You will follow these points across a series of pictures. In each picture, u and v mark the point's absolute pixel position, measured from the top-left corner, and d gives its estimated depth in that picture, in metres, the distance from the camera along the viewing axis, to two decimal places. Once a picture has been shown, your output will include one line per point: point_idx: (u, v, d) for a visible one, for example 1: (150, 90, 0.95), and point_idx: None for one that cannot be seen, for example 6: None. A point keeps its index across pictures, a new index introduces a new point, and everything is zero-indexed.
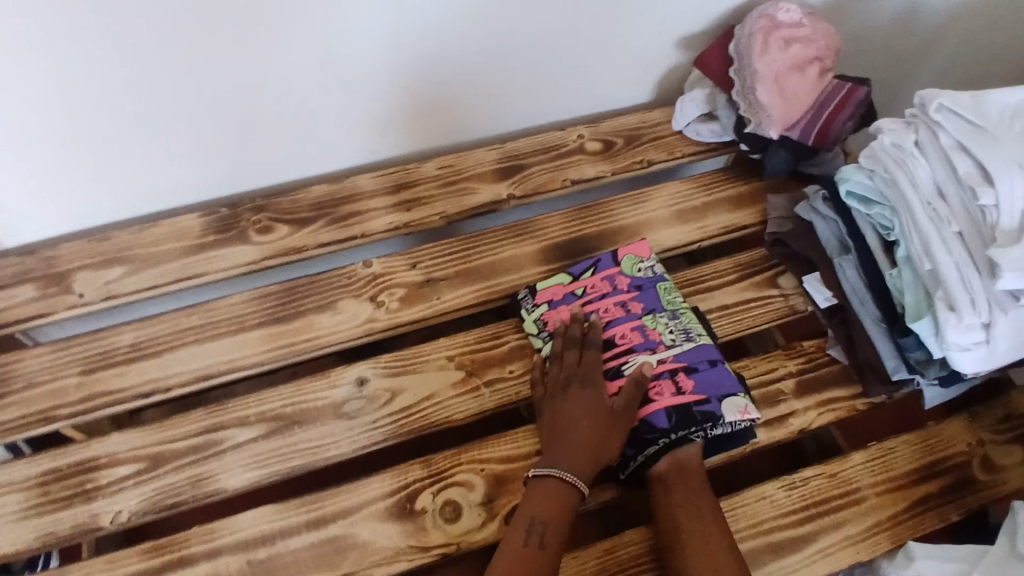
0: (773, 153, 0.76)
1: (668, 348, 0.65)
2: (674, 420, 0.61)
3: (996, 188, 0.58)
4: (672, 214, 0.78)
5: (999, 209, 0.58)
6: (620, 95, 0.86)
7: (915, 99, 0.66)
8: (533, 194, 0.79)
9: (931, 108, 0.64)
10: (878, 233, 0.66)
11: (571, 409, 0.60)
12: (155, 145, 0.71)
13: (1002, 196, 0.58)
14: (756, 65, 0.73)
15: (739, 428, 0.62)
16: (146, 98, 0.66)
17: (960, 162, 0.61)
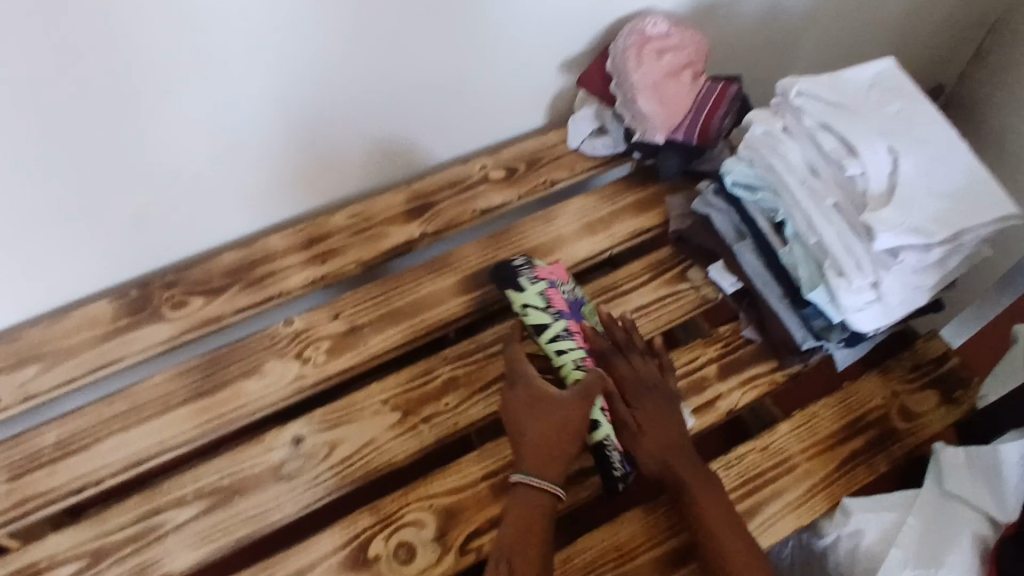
0: (665, 157, 0.81)
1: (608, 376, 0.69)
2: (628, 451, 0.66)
3: (861, 158, 0.63)
4: (581, 228, 0.81)
5: (867, 176, 0.63)
6: (515, 123, 0.90)
7: (777, 89, 0.70)
8: (445, 229, 0.80)
9: (792, 94, 0.68)
10: (767, 216, 0.70)
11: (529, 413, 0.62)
12: (55, 237, 0.70)
13: (867, 164, 0.63)
14: (633, 78, 0.78)
15: None
16: (38, 192, 0.65)
17: (826, 140, 0.66)
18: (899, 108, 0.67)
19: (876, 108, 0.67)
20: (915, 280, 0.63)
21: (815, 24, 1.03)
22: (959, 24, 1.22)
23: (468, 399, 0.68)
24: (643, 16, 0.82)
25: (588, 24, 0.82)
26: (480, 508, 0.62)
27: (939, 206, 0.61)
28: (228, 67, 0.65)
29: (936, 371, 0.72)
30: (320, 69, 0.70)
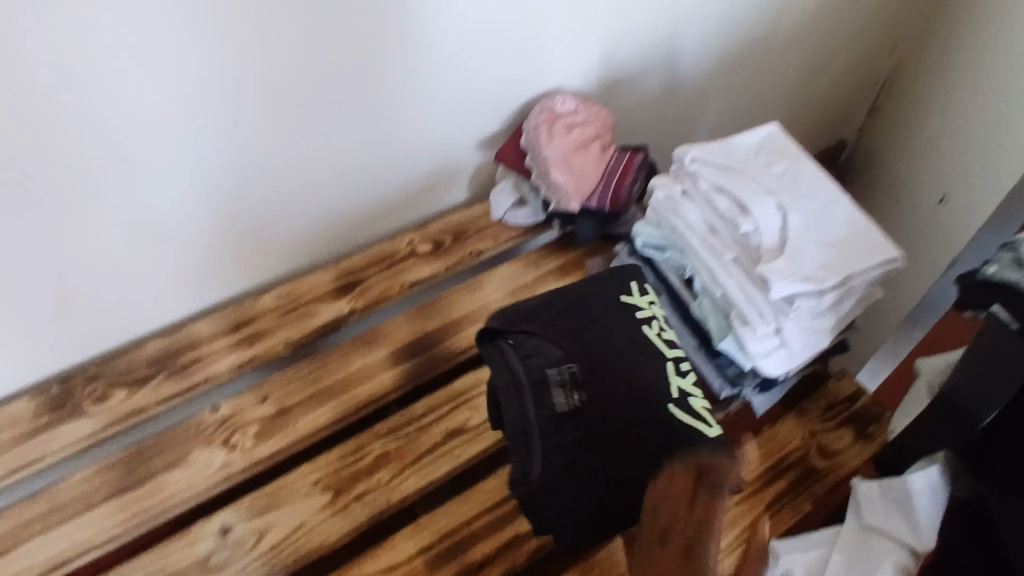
0: (581, 223, 0.86)
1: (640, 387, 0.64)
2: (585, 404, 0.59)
3: (752, 216, 0.68)
4: (507, 295, 0.84)
5: (760, 232, 0.67)
6: (440, 199, 0.93)
7: (674, 156, 0.75)
8: (373, 304, 0.82)
9: (686, 161, 0.73)
10: (677, 272, 0.75)
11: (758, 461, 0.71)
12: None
13: (758, 221, 0.67)
14: (545, 151, 0.83)
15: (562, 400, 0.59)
16: None
17: (720, 201, 0.70)
18: (784, 168, 0.73)
19: (763, 169, 0.73)
20: (814, 326, 0.68)
21: (711, 95, 1.12)
22: (842, 89, 1.35)
23: (400, 473, 0.68)
24: (552, 96, 0.89)
25: (499, 105, 0.88)
26: None
27: (826, 255, 0.67)
28: (144, 163, 0.67)
29: (849, 409, 0.76)
30: (241, 159, 0.73)
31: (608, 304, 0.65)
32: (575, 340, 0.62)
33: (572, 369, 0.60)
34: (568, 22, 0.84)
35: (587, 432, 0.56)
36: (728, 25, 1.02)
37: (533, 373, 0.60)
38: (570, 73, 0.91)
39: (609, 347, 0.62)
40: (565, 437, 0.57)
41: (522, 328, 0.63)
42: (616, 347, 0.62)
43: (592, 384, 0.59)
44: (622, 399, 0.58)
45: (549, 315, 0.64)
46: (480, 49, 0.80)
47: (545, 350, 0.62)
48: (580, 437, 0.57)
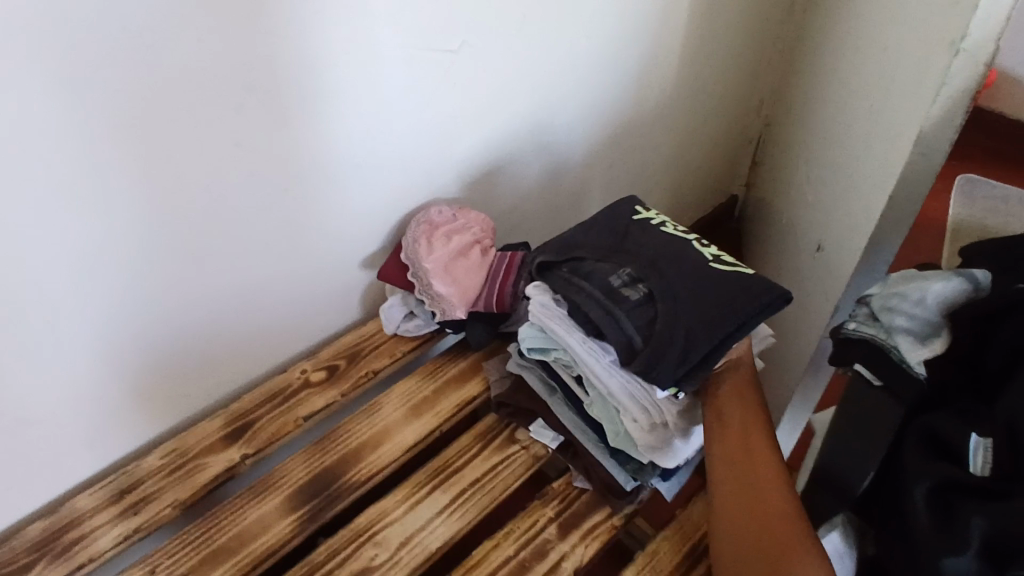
0: (472, 327, 0.86)
1: (646, 306, 0.69)
2: (641, 299, 0.69)
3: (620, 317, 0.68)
4: (408, 411, 0.82)
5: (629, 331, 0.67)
6: (332, 321, 0.92)
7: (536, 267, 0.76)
8: (266, 445, 0.79)
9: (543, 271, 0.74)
10: (567, 370, 0.75)
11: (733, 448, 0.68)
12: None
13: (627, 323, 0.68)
14: (426, 264, 0.84)
15: (635, 302, 0.69)
16: None
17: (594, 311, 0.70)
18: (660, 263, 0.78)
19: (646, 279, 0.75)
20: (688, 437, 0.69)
21: (594, 177, 1.16)
22: (720, 152, 1.43)
23: None
24: (428, 207, 0.90)
25: (378, 224, 0.89)
26: None
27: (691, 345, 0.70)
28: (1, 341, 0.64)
29: None
30: (112, 320, 0.71)
31: (627, 224, 0.78)
32: (612, 252, 0.75)
33: (630, 272, 0.72)
34: (433, 139, 0.87)
35: (661, 309, 0.67)
36: (596, 115, 1.08)
37: (601, 286, 0.71)
38: (446, 182, 0.93)
39: (645, 251, 0.73)
40: (676, 305, 0.68)
41: (576, 256, 0.75)
42: (651, 248, 0.74)
43: (653, 276, 0.70)
44: (689, 264, 0.71)
45: (591, 239, 0.77)
46: (349, 177, 0.82)
47: (602, 268, 0.73)
48: (667, 314, 0.67)
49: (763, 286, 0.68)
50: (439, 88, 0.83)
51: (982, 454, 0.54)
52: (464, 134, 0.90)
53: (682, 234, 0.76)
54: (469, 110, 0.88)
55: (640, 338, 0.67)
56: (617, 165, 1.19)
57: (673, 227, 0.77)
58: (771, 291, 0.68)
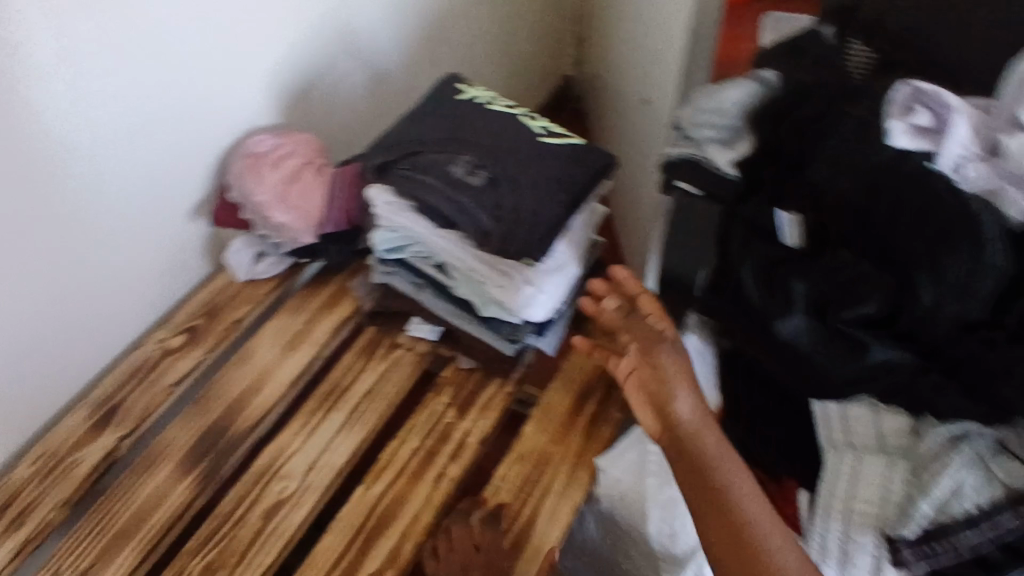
0: (326, 249, 0.84)
1: (494, 191, 0.67)
2: (485, 185, 0.67)
3: (471, 208, 0.66)
4: (281, 349, 0.80)
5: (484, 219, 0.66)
6: (178, 282, 0.87)
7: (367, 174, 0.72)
8: (144, 421, 0.75)
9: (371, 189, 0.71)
10: (427, 262, 0.75)
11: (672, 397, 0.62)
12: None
13: (479, 212, 0.66)
14: (259, 197, 0.80)
15: (480, 190, 0.67)
16: None
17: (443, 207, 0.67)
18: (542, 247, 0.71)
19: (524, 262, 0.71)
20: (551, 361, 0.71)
21: (418, 74, 1.13)
22: (541, 29, 1.42)
23: None
24: (246, 140, 0.85)
25: (194, 169, 0.83)
26: None
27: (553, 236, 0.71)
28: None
29: None
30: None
31: (453, 105, 0.75)
32: (446, 139, 0.71)
33: (469, 157, 0.69)
34: (229, 64, 0.81)
35: (506, 190, 0.67)
36: (404, 11, 1.04)
37: (443, 178, 0.68)
38: (258, 108, 0.87)
39: (477, 133, 0.71)
40: (519, 182, 0.68)
41: (410, 151, 0.70)
42: (483, 130, 0.72)
43: (491, 159, 0.69)
44: (519, 140, 0.71)
45: (419, 130, 0.72)
46: (146, 122, 0.75)
47: (438, 160, 0.69)
48: (511, 192, 0.67)
49: (593, 154, 0.72)
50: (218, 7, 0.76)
51: (793, 227, 0.60)
52: (262, 52, 0.84)
53: (508, 108, 0.75)
54: (261, 27, 0.82)
55: (491, 219, 0.66)
56: (439, 61, 1.16)
57: (498, 102, 0.76)
58: (598, 165, 0.71)
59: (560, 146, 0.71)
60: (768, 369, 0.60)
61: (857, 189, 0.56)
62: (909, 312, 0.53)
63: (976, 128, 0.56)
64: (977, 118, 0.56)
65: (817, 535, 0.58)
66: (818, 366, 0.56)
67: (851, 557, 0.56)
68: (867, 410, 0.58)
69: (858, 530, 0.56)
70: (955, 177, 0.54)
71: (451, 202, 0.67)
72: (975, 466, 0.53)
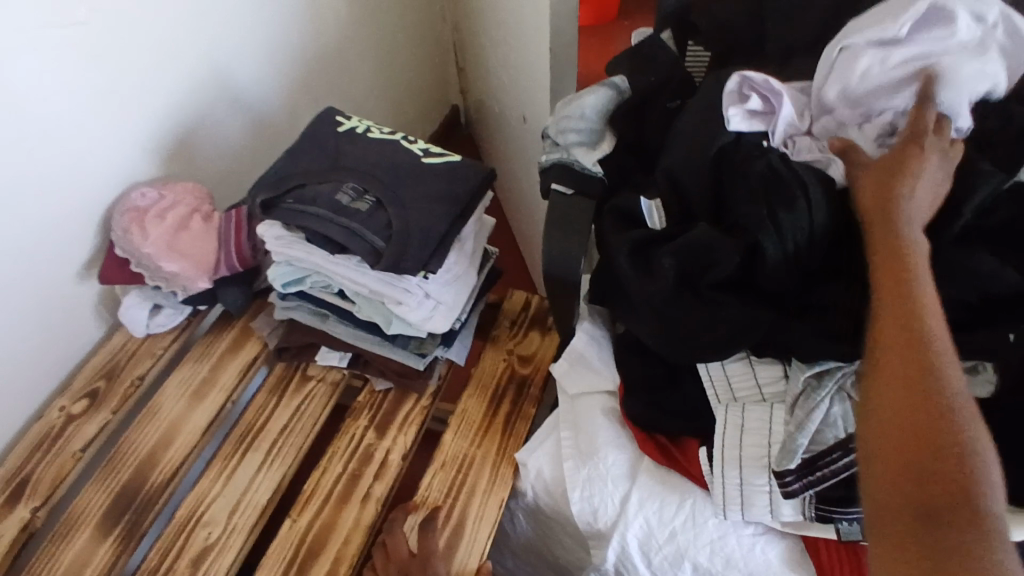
0: (225, 293, 0.84)
1: (382, 214, 0.70)
2: (372, 209, 0.70)
3: (360, 232, 0.69)
4: (190, 399, 0.79)
5: (373, 240, 0.69)
6: (72, 348, 0.85)
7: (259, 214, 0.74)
8: (50, 492, 0.72)
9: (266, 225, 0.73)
10: (328, 291, 0.76)
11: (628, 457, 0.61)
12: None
13: (368, 235, 0.69)
14: (146, 249, 0.79)
15: (368, 215, 0.70)
16: None
17: (334, 234, 0.69)
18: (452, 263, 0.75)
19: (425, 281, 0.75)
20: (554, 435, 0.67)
21: (302, 111, 1.14)
22: (424, 62, 1.48)
23: None
24: (127, 194, 0.84)
25: (74, 230, 0.81)
26: None
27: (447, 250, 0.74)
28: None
29: (527, 315, 0.86)
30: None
31: (333, 137, 0.77)
32: (328, 170, 0.73)
33: (353, 185, 0.72)
34: (98, 121, 0.80)
35: (392, 210, 0.70)
36: (281, 56, 1.06)
37: (329, 207, 0.70)
38: (136, 161, 0.86)
39: (359, 160, 0.74)
40: (403, 201, 0.71)
41: (295, 184, 0.72)
42: (364, 157, 0.75)
43: (375, 183, 0.72)
44: (399, 163, 0.74)
45: (302, 164, 0.75)
46: (14, 187, 0.74)
47: (323, 190, 0.72)
48: (397, 211, 0.70)
49: (473, 168, 0.76)
50: (77, 67, 0.76)
51: (655, 211, 0.66)
52: (132, 106, 0.84)
53: (388, 134, 0.78)
54: (126, 82, 0.82)
55: (380, 239, 0.69)
56: (322, 100, 1.19)
57: (377, 129, 0.79)
58: (479, 178, 0.75)
59: (440, 165, 0.75)
60: (652, 342, 0.66)
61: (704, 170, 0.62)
62: (759, 269, 0.59)
63: (801, 109, 0.64)
64: (799, 102, 0.64)
65: (718, 483, 0.61)
66: (693, 329, 0.62)
67: (751, 500, 0.60)
68: (743, 365, 0.65)
69: (752, 474, 0.60)
70: (787, 153, 0.62)
71: (340, 228, 0.69)
72: (841, 400, 0.59)
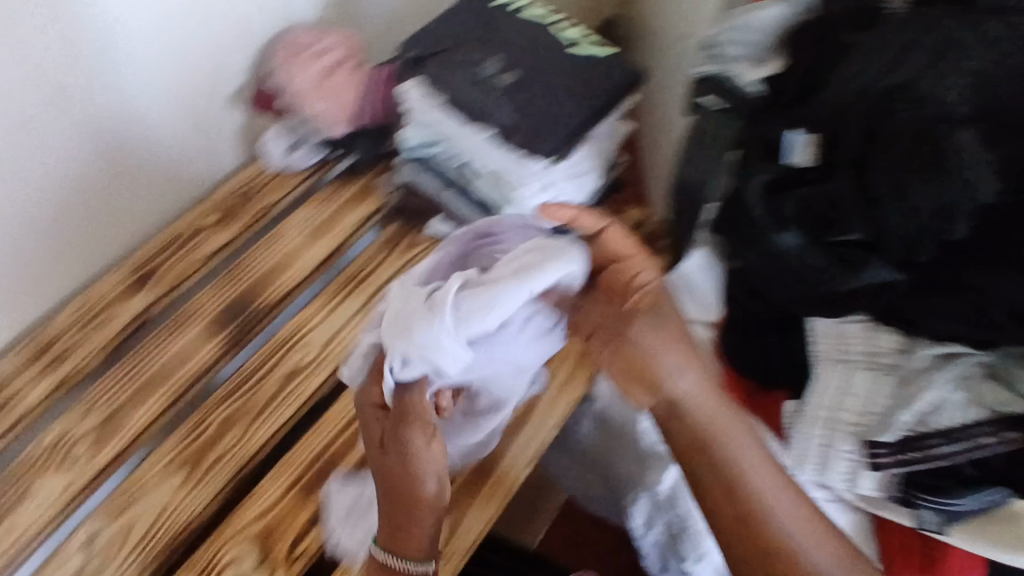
0: (358, 145, 0.88)
1: (523, 90, 0.70)
2: (516, 84, 0.71)
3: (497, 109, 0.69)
4: (308, 235, 0.84)
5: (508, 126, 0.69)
6: (214, 166, 0.91)
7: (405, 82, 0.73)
8: (178, 284, 0.80)
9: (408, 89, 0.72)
10: (457, 164, 0.78)
11: (378, 434, 0.61)
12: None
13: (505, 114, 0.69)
14: (299, 88, 0.84)
15: (508, 90, 0.70)
16: None
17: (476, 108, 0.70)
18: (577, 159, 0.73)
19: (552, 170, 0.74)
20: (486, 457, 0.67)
21: None
22: None
23: (250, 428, 0.70)
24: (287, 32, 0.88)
25: (234, 57, 0.86)
26: (295, 514, 0.65)
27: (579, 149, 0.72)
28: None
29: None
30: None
31: (489, 10, 0.77)
32: (480, 41, 0.74)
33: (501, 58, 0.72)
34: None
35: (535, 89, 0.70)
36: None
37: (472, 76, 0.71)
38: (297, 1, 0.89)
39: (512, 36, 0.74)
40: (547, 83, 0.71)
41: (444, 50, 0.74)
42: (517, 34, 0.74)
43: (522, 60, 0.72)
44: (548, 49, 0.73)
45: (455, 31, 0.75)
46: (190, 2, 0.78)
47: (473, 57, 0.72)
48: (539, 94, 0.70)
49: (622, 67, 0.73)
50: None
51: (806, 145, 0.61)
52: None
53: (542, 18, 0.76)
54: None
55: (516, 117, 0.70)
56: None
57: (532, 11, 0.77)
58: (625, 79, 0.72)
59: (588, 60, 0.73)
60: (768, 283, 0.63)
61: (862, 111, 0.57)
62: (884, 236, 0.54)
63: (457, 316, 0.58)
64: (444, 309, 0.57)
65: (803, 441, 0.63)
66: (818, 279, 0.59)
67: (830, 464, 0.62)
68: (862, 328, 0.62)
69: (841, 440, 0.61)
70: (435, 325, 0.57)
71: (479, 97, 0.70)
72: (958, 387, 0.57)
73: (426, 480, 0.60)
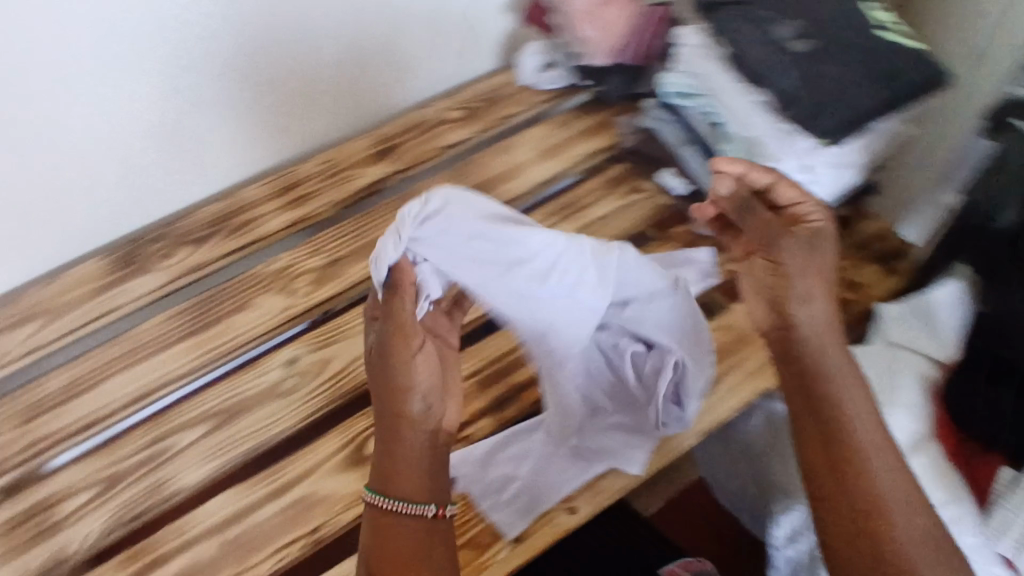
0: (610, 78, 0.87)
1: (816, 62, 0.66)
2: (810, 53, 0.66)
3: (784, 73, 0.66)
4: (539, 152, 0.85)
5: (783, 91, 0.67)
6: (467, 67, 0.95)
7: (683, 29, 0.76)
8: (413, 164, 0.85)
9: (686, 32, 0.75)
10: (706, 120, 0.77)
11: (372, 344, 0.59)
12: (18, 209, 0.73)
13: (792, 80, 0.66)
14: (570, 9, 0.84)
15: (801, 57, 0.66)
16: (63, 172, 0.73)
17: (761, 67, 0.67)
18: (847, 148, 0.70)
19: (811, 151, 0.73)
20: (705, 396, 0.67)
21: None
22: None
23: None
24: None
25: None
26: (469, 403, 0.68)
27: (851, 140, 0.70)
28: (134, 15, 0.68)
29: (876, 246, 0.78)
30: (234, 16, 0.74)
31: None
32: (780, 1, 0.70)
33: (801, 23, 0.68)
34: None
35: (829, 64, 0.66)
36: None
37: (765, 34, 0.68)
38: None
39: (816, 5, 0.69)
40: (845, 61, 0.66)
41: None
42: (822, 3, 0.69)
43: (821, 31, 0.67)
44: (855, 24, 0.68)
45: None
46: None
47: (771, 15, 0.69)
48: (834, 69, 0.65)
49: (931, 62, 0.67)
50: None
51: None
52: None
53: None
54: None
55: (800, 87, 0.66)
56: None
57: None
58: (931, 76, 0.66)
59: (896, 45, 0.67)
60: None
61: None
62: None
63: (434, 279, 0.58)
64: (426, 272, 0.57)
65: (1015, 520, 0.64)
66: None
67: None
68: None
69: None
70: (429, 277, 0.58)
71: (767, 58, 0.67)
72: None
73: (409, 400, 0.58)
